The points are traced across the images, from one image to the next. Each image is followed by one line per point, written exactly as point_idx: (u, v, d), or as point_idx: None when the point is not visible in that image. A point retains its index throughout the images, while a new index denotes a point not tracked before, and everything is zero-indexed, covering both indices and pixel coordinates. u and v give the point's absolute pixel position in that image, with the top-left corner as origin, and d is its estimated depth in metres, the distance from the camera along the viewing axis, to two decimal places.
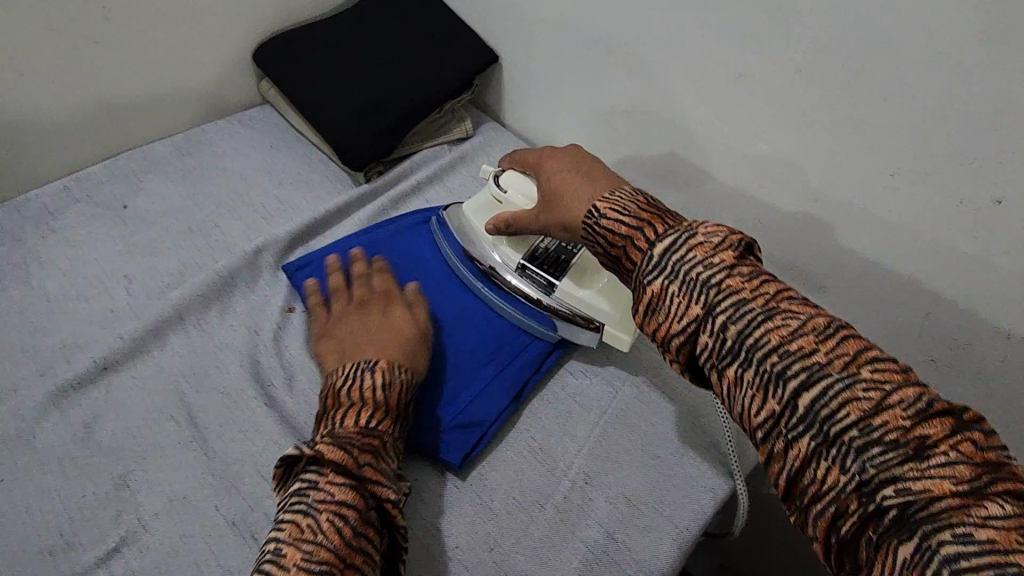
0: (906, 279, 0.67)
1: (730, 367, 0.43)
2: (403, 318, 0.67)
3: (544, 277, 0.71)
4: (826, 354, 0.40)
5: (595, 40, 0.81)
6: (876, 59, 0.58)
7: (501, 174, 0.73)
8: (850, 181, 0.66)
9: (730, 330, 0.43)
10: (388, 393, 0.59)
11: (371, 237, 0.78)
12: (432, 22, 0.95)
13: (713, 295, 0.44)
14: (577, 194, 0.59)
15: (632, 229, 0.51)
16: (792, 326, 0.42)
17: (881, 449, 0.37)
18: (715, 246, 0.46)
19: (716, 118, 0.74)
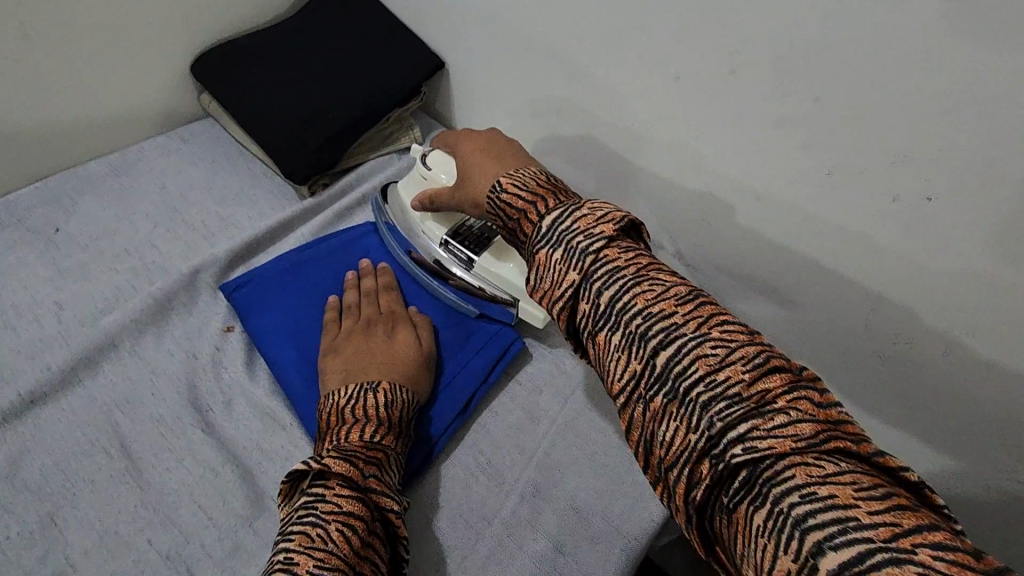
0: (847, 276, 0.68)
1: (601, 331, 0.43)
2: (406, 338, 0.67)
3: (465, 252, 0.72)
4: (683, 315, 0.41)
5: (536, 43, 0.80)
6: (804, 59, 0.58)
7: (429, 153, 0.74)
8: (787, 180, 0.66)
9: (602, 294, 0.44)
10: (391, 408, 0.59)
11: (312, 253, 0.77)
12: (375, 30, 0.94)
13: (589, 261, 0.45)
14: (483, 172, 0.61)
15: (527, 203, 0.52)
16: (656, 292, 0.43)
17: (727, 404, 0.37)
18: (598, 219, 0.47)
19: (657, 119, 0.74)
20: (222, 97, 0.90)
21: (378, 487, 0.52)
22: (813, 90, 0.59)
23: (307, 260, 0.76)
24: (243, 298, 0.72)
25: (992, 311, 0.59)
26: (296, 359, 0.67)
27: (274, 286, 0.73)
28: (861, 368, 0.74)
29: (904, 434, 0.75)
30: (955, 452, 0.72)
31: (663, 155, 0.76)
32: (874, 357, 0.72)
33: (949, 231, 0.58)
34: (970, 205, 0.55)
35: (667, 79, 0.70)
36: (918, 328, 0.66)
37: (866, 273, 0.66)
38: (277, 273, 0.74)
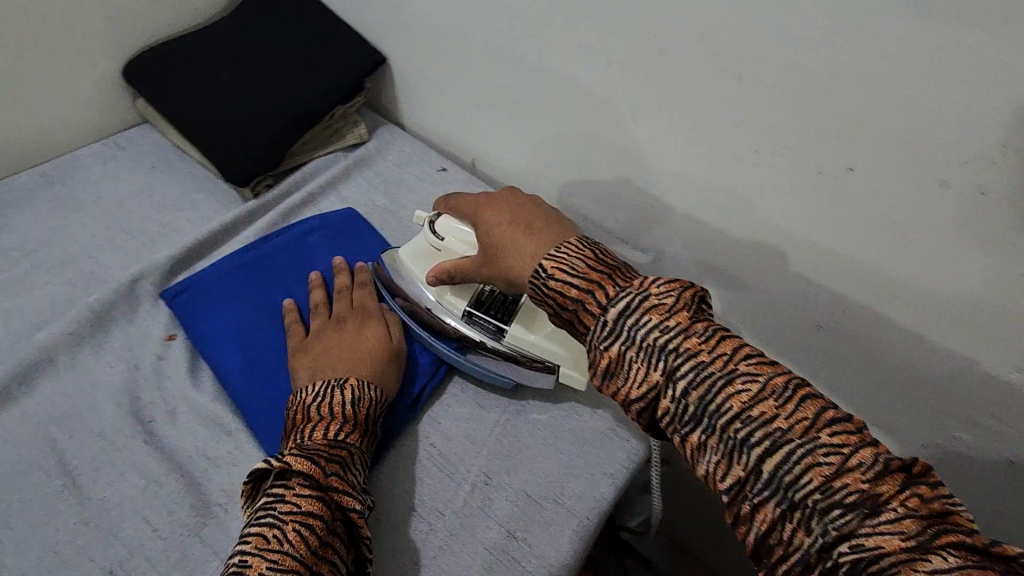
0: (784, 250, 0.69)
1: (693, 432, 0.48)
2: (376, 333, 0.66)
3: (493, 323, 0.66)
4: (785, 419, 0.45)
5: (473, 34, 0.80)
6: (726, 38, 0.59)
7: (436, 221, 0.70)
8: (721, 158, 0.67)
9: (691, 396, 0.48)
10: (359, 407, 0.59)
11: (256, 254, 0.75)
12: (313, 26, 0.92)
13: (674, 361, 0.49)
14: (518, 251, 0.60)
15: (581, 292, 0.55)
16: (750, 392, 0.46)
17: (841, 510, 0.41)
18: (670, 309, 0.51)
19: (596, 104, 0.74)
20: (158, 102, 0.88)
21: (340, 486, 0.53)
22: (737, 69, 0.60)
23: (251, 262, 0.74)
24: (186, 305, 0.70)
25: (915, 276, 0.62)
26: (240, 365, 0.66)
27: (216, 290, 0.71)
28: (805, 340, 0.76)
29: (848, 401, 0.78)
30: (894, 415, 0.74)
31: (604, 140, 0.77)
32: (814, 327, 0.74)
33: (873, 200, 0.59)
34: (888, 173, 0.57)
35: (601, 64, 0.70)
36: (853, 297, 0.68)
37: (801, 246, 0.68)
38: (220, 277, 0.72)
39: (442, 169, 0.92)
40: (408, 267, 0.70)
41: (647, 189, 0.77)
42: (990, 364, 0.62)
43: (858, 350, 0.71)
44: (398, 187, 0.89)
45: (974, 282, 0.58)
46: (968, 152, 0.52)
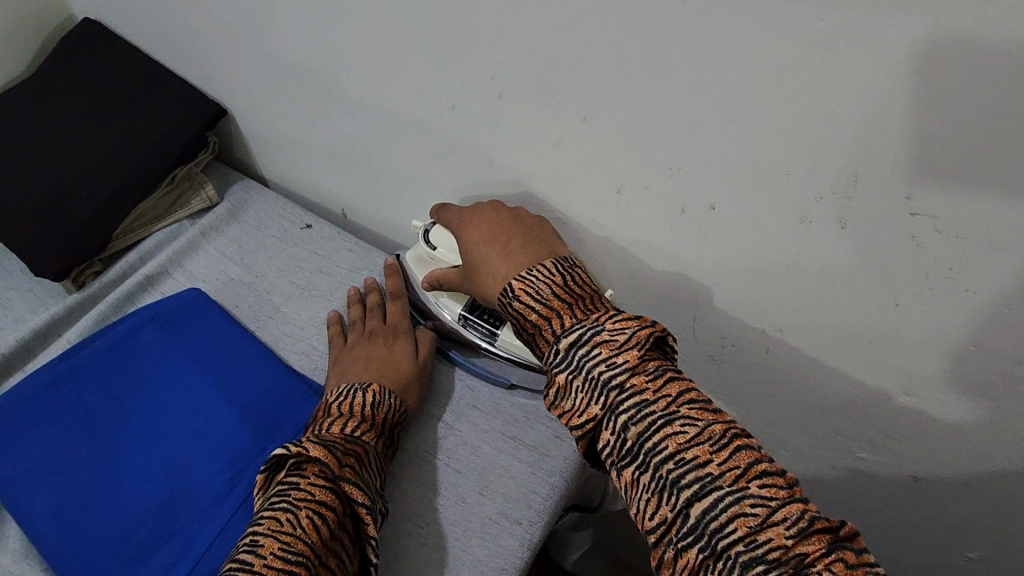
0: (665, 286, 0.65)
1: (627, 467, 0.45)
2: (405, 348, 0.66)
3: (486, 327, 0.66)
4: (718, 465, 0.42)
5: (309, 78, 0.72)
6: (558, 77, 0.54)
7: (430, 229, 0.68)
8: (585, 201, 0.62)
9: (630, 431, 0.45)
10: (381, 411, 0.59)
11: (72, 360, 0.64)
12: (137, 80, 0.81)
13: (616, 396, 0.46)
14: (495, 272, 0.58)
15: (540, 319, 0.52)
16: (689, 435, 0.43)
17: (765, 567, 0.38)
18: (620, 345, 0.47)
19: (452, 145, 0.67)
20: None
21: (351, 477, 0.51)
22: (579, 108, 0.55)
23: (64, 373, 0.63)
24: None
25: (797, 307, 0.58)
26: (50, 507, 0.56)
27: (32, 415, 0.61)
28: (703, 373, 0.72)
29: (756, 427, 0.74)
30: (802, 439, 0.71)
31: (466, 181, 0.70)
32: (709, 359, 0.70)
33: (743, 237, 0.55)
34: (748, 209, 0.53)
35: (445, 105, 0.64)
36: (740, 329, 0.64)
37: (679, 281, 0.63)
38: (23, 402, 0.61)
39: (306, 225, 0.82)
40: (410, 275, 0.71)
41: None
42: (884, 387, 0.60)
43: (756, 380, 0.68)
44: (255, 252, 0.79)
45: (853, 309, 0.55)
46: (821, 185, 0.49)
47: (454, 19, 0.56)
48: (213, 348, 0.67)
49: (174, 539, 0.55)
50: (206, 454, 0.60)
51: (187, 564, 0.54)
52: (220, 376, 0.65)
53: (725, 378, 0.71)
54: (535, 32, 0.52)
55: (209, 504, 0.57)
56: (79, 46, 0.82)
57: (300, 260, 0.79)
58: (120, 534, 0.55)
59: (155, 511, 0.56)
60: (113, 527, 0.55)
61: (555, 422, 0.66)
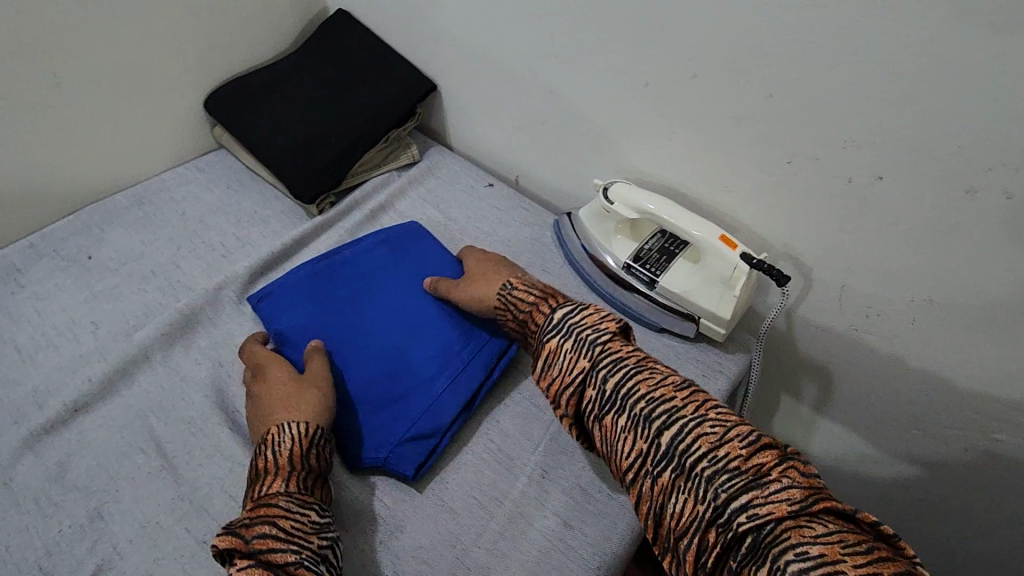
0: (816, 256, 0.73)
1: (608, 414, 0.56)
2: (284, 374, 0.69)
3: (648, 275, 0.77)
4: (682, 400, 0.54)
5: (516, 60, 0.87)
6: (755, 61, 0.64)
7: (609, 187, 0.79)
8: (755, 171, 0.72)
9: (608, 382, 0.57)
10: (284, 453, 0.60)
11: (326, 259, 0.83)
12: (371, 56, 1.00)
13: (598, 354, 0.59)
14: (491, 276, 0.76)
15: (538, 298, 0.70)
16: (656, 379, 0.56)
17: (728, 475, 0.48)
18: (602, 317, 0.63)
19: (633, 121, 0.79)
20: (234, 130, 0.97)
21: (268, 541, 0.52)
22: (768, 88, 0.65)
23: (321, 268, 0.82)
24: (266, 310, 0.78)
25: (950, 280, 0.65)
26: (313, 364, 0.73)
27: (295, 293, 0.79)
28: (839, 344, 0.79)
29: (889, 403, 0.79)
30: (935, 417, 0.76)
31: (638, 154, 0.82)
32: (850, 330, 0.76)
33: (904, 206, 0.63)
34: (916, 180, 0.61)
35: (637, 85, 0.76)
36: (886, 300, 0.71)
37: (833, 252, 0.71)
38: (292, 285, 0.80)
39: (489, 184, 0.98)
40: (584, 225, 0.83)
41: (686, 201, 0.81)
42: None
43: (895, 352, 0.74)
44: (448, 201, 0.96)
45: (1005, 286, 0.61)
46: (991, 159, 0.56)
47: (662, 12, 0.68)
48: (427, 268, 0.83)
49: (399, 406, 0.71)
50: (420, 344, 0.76)
51: (409, 421, 0.69)
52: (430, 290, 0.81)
53: (863, 350, 0.77)
54: (741, 22, 0.63)
55: (423, 381, 0.73)
56: (330, 30, 1.03)
57: (483, 212, 0.94)
58: (360, 392, 0.72)
59: (384, 381, 0.73)
60: (355, 386, 0.72)
61: (701, 363, 0.76)
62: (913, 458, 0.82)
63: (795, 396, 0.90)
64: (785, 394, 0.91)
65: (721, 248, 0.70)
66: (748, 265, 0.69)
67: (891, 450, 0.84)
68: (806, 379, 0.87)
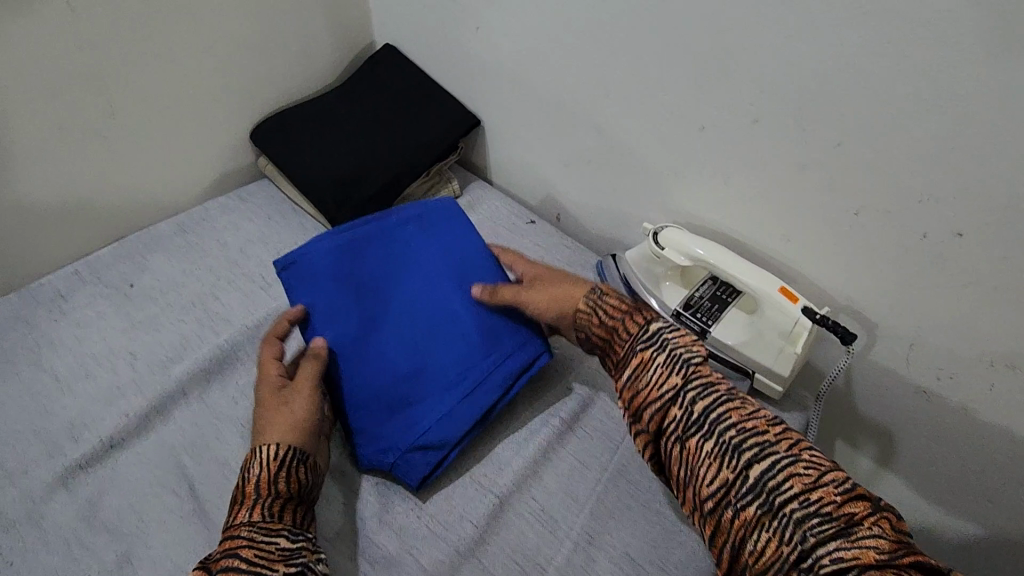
0: (882, 312, 0.69)
1: (693, 436, 0.57)
2: (270, 391, 0.66)
3: (699, 324, 0.73)
4: (774, 435, 0.55)
5: (564, 99, 0.85)
6: (825, 108, 0.61)
7: (659, 231, 0.76)
8: (817, 222, 0.69)
9: (697, 404, 0.58)
10: (250, 482, 0.58)
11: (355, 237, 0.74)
12: (416, 91, 1.00)
13: (690, 374, 0.60)
14: (567, 285, 0.72)
15: (632, 306, 0.68)
16: (747, 410, 0.57)
17: (819, 520, 0.49)
18: (693, 339, 0.64)
19: (686, 165, 0.77)
20: (277, 161, 0.97)
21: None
22: (837, 136, 0.62)
23: (349, 247, 0.73)
24: (291, 282, 0.72)
25: None
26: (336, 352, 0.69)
27: (323, 269, 0.72)
28: (906, 405, 0.74)
29: (958, 472, 0.74)
30: (1012, 489, 0.70)
31: (690, 198, 0.79)
32: (918, 391, 0.72)
33: (985, 267, 0.59)
34: (1001, 240, 0.57)
35: (693, 128, 0.73)
36: (961, 364, 0.66)
37: (900, 310, 0.67)
38: (325, 257, 0.72)
39: (531, 221, 0.96)
40: (630, 269, 0.80)
41: (740, 247, 0.78)
42: None
43: (969, 419, 0.69)
44: (489, 238, 0.94)
45: None
46: None
47: (725, 56, 0.66)
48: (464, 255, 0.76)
49: (413, 412, 0.68)
50: (443, 347, 0.71)
51: (420, 430, 0.67)
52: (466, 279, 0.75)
53: (931, 413, 0.72)
54: (810, 69, 0.60)
55: (441, 387, 0.69)
56: (376, 64, 1.03)
57: (525, 251, 0.92)
58: (376, 389, 0.69)
59: (403, 383, 0.69)
60: (372, 384, 0.69)
61: None
62: (984, 532, 0.76)
63: (852, 456, 0.85)
64: (840, 453, 0.86)
65: (781, 301, 0.67)
66: (811, 320, 0.66)
67: (958, 520, 0.78)
68: (865, 439, 0.81)
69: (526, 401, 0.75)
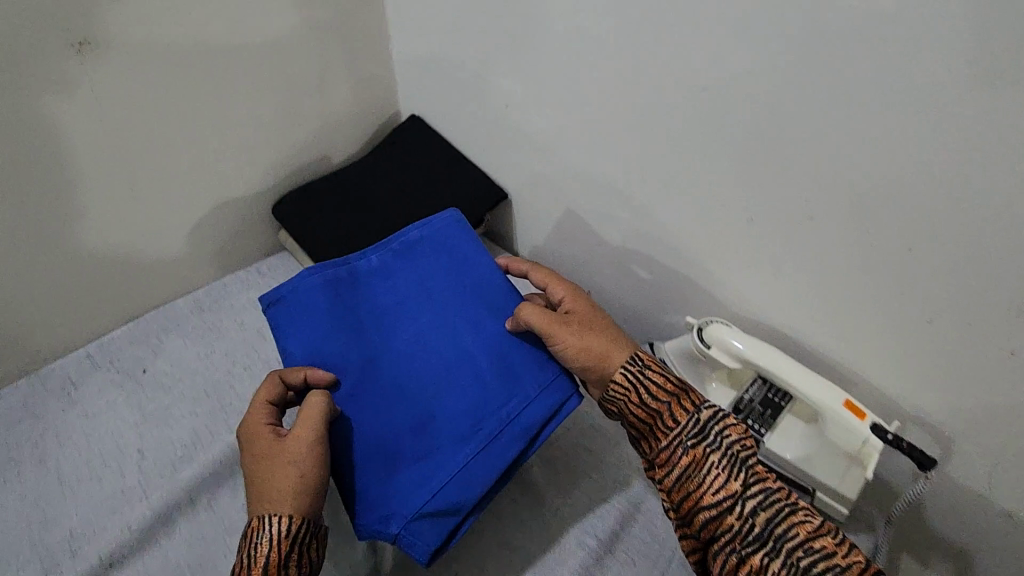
0: (961, 427, 0.62)
1: (754, 554, 0.49)
2: (271, 447, 0.55)
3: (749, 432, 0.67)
4: (844, 558, 0.48)
5: (599, 181, 0.81)
6: (894, 212, 0.56)
7: (704, 327, 0.70)
8: (882, 326, 0.63)
9: (759, 517, 0.51)
10: (258, 565, 0.50)
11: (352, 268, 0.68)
12: (442, 163, 0.98)
13: (748, 479, 0.52)
14: (601, 337, 0.63)
15: (677, 386, 0.58)
16: (813, 525, 0.50)
17: None
18: (745, 430, 0.56)
19: (733, 256, 0.72)
20: (299, 237, 0.94)
21: None
22: (907, 241, 0.57)
23: (346, 279, 0.67)
24: (280, 320, 0.64)
25: None
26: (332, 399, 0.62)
27: (313, 308, 0.64)
28: (987, 527, 0.66)
29: None
30: None
31: (738, 289, 0.74)
32: (1002, 513, 0.64)
33: None
34: None
35: (740, 220, 0.68)
36: None
37: (981, 427, 0.60)
38: (314, 292, 0.65)
39: None
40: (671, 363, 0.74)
41: (792, 343, 0.72)
42: None
43: None
44: None
45: None
46: None
47: (784, 150, 0.61)
48: (478, 294, 0.69)
49: (422, 470, 0.59)
50: (453, 398, 0.63)
51: (429, 490, 0.57)
52: (481, 320, 0.67)
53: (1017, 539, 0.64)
54: (883, 169, 0.55)
55: (453, 443, 0.60)
56: (402, 136, 1.01)
57: None
58: (379, 442, 0.60)
59: (411, 435, 0.61)
60: (372, 434, 0.60)
61: None
62: None
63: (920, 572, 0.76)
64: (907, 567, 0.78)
65: (847, 417, 0.60)
66: (882, 441, 0.59)
67: None
68: (937, 555, 0.73)
69: (560, 515, 0.69)
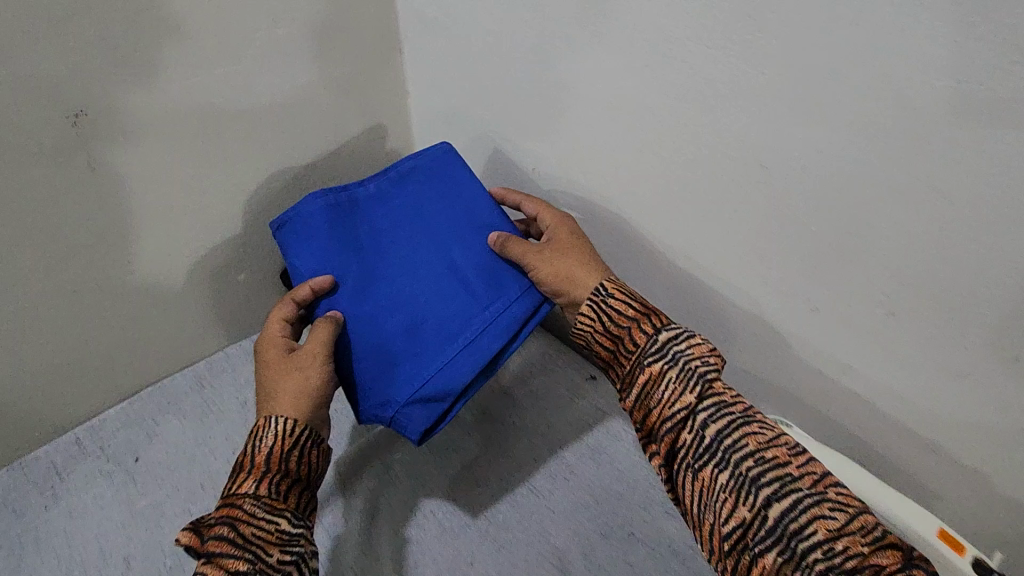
0: None
1: (705, 466, 0.47)
2: (282, 357, 0.58)
3: None
4: (796, 467, 0.45)
5: (635, 253, 0.74)
6: (997, 319, 0.48)
7: None
8: (976, 435, 0.54)
9: (709, 429, 0.47)
10: (261, 451, 0.52)
11: (351, 194, 0.67)
12: None
13: (703, 391, 0.49)
14: (577, 259, 0.61)
15: (638, 313, 0.55)
16: (766, 435, 0.47)
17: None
18: (709, 347, 0.51)
19: (792, 345, 0.64)
20: None
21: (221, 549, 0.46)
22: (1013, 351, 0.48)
23: (345, 204, 0.67)
24: (286, 241, 0.65)
25: None
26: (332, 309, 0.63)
27: (313, 225, 0.64)
28: None
29: None
30: None
31: (801, 377, 0.66)
32: None
33: None
34: None
35: (803, 309, 0.61)
36: None
37: None
38: (315, 215, 0.64)
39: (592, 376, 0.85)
40: None
41: (865, 438, 0.64)
42: None
43: None
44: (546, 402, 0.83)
45: None
46: None
47: (868, 250, 0.52)
48: (464, 212, 0.68)
49: (413, 363, 0.62)
50: (442, 302, 0.64)
51: (419, 381, 0.61)
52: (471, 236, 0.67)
53: None
54: (994, 282, 0.47)
55: (443, 337, 0.63)
56: None
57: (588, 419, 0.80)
58: (376, 342, 0.62)
59: (408, 332, 0.63)
60: (365, 337, 0.62)
61: None
62: None
63: None
64: None
65: (945, 551, 0.53)
66: None
67: None
68: None
69: None
